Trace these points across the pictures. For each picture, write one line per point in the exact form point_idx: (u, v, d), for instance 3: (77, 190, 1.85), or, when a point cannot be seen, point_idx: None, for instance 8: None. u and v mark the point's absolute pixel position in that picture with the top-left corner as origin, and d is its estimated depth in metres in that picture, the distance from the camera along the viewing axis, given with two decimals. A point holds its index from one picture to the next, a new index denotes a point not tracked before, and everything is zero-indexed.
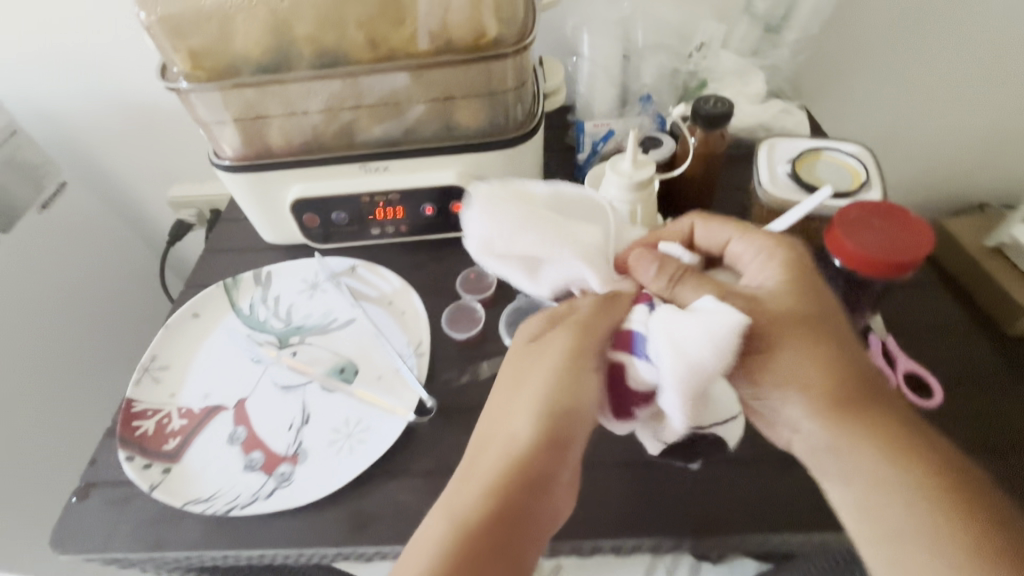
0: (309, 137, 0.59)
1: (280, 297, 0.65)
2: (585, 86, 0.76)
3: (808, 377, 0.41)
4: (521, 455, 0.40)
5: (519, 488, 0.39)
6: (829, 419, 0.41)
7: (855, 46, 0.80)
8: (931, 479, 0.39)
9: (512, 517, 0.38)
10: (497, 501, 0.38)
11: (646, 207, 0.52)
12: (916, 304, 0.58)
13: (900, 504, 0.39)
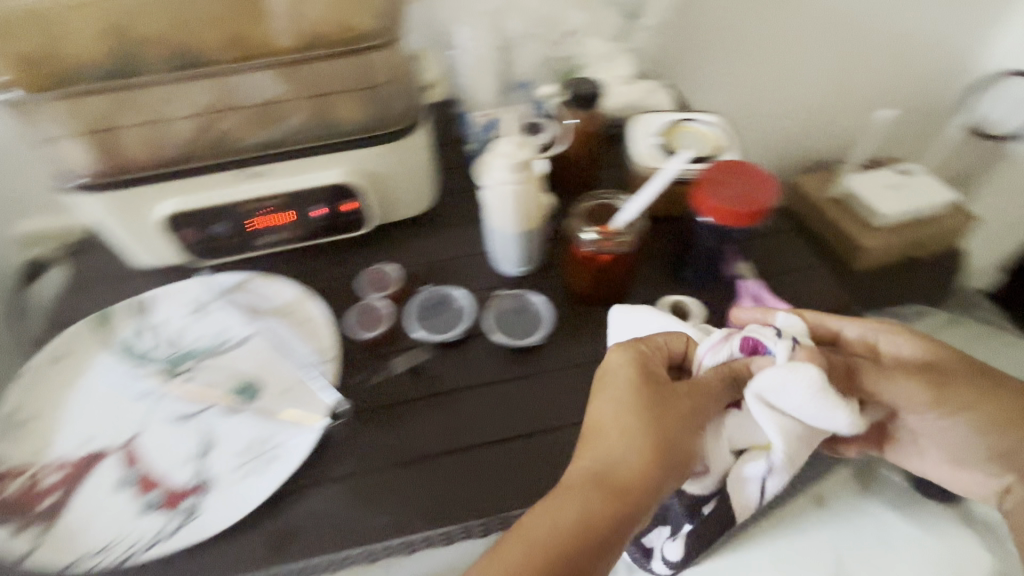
0: (172, 150, 0.54)
1: (162, 324, 0.59)
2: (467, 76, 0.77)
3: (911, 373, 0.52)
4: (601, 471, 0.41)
5: (627, 461, 0.41)
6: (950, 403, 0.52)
7: (703, 27, 0.89)
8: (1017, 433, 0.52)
9: (620, 494, 0.40)
10: (608, 479, 0.40)
11: (533, 185, 0.55)
12: (779, 247, 0.65)
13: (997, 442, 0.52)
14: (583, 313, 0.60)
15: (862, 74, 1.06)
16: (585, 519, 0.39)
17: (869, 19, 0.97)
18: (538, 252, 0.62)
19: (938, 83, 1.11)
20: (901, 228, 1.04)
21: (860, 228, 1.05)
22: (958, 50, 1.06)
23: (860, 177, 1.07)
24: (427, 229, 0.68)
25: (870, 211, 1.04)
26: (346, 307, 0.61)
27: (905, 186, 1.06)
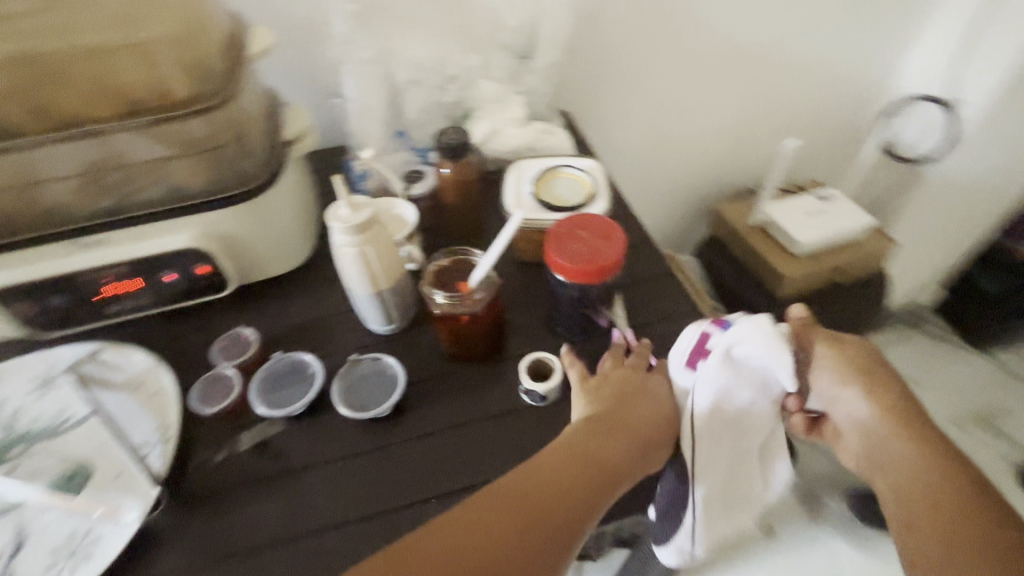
0: (5, 219, 0.53)
1: (1, 403, 0.56)
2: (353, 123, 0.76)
3: (842, 373, 0.51)
4: (597, 428, 0.46)
5: (555, 475, 0.42)
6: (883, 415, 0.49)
7: (601, 64, 0.90)
8: (962, 499, 0.43)
9: (544, 512, 0.40)
10: (542, 490, 0.41)
11: (379, 246, 0.52)
12: (658, 293, 0.63)
13: (923, 486, 0.45)
14: (447, 373, 0.57)
15: (773, 104, 1.07)
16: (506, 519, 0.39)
17: (770, 51, 0.98)
18: (402, 310, 0.59)
19: (850, 110, 1.13)
20: (820, 255, 1.04)
21: (780, 257, 1.05)
22: (864, 78, 1.07)
23: (780, 205, 1.07)
24: (300, 287, 0.66)
25: (790, 240, 1.04)
26: (195, 380, 0.57)
27: (823, 212, 1.05)
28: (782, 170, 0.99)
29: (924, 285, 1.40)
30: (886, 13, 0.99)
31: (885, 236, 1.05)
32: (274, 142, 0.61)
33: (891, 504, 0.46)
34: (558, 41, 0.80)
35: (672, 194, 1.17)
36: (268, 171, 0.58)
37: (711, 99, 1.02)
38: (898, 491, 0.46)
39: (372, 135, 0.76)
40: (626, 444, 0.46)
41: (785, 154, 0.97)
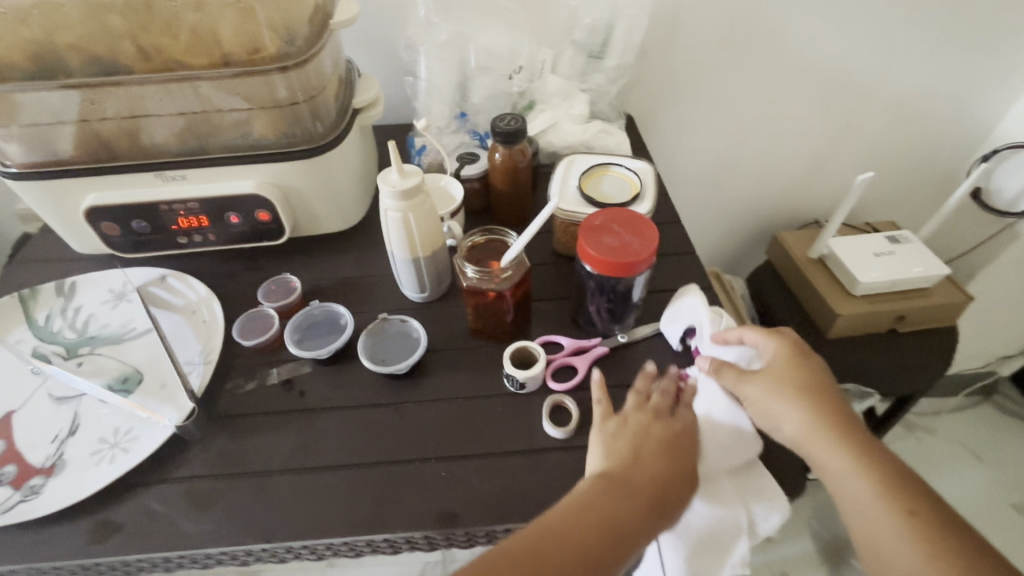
0: (103, 146, 0.59)
1: (81, 308, 0.64)
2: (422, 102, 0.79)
3: (779, 387, 0.48)
4: (620, 484, 0.44)
5: (574, 539, 0.41)
6: (811, 417, 0.47)
7: (673, 71, 0.89)
8: (895, 490, 0.44)
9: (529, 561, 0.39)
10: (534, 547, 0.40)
11: (422, 214, 0.55)
12: None
13: (865, 484, 0.44)
14: (467, 348, 0.59)
15: (854, 135, 1.02)
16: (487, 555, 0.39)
17: (858, 78, 0.93)
18: (435, 282, 0.62)
19: (941, 152, 1.05)
20: (882, 299, 0.97)
21: (836, 295, 0.99)
22: (962, 119, 1.00)
23: (845, 241, 1.01)
24: (348, 246, 0.70)
25: (850, 278, 0.98)
26: (240, 315, 0.62)
27: (891, 255, 0.99)
28: (851, 203, 0.94)
29: (999, 354, 1.29)
30: (997, 52, 0.91)
31: (960, 290, 0.97)
32: (346, 112, 0.65)
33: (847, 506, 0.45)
34: (631, 44, 0.80)
35: (729, 213, 1.14)
36: (335, 134, 0.62)
37: (786, 121, 0.98)
38: (842, 489, 0.46)
39: (436, 115, 0.80)
40: (649, 504, 0.44)
41: (858, 187, 0.91)
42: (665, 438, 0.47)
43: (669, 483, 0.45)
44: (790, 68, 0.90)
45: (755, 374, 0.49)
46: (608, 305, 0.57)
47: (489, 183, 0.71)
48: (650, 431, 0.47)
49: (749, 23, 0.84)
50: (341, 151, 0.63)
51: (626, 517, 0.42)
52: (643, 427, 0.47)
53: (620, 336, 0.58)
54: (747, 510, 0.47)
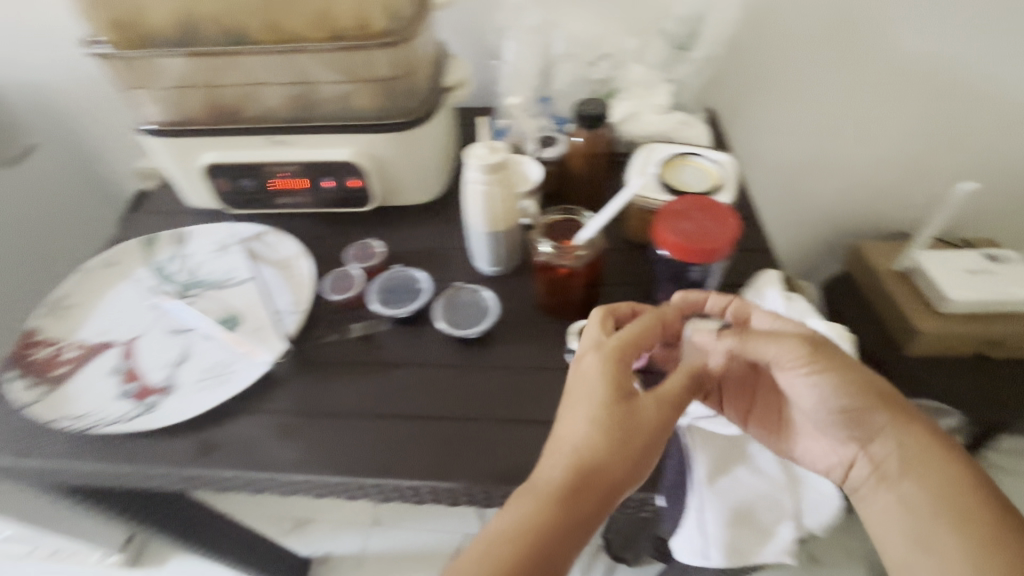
0: (223, 110, 0.66)
1: (191, 255, 0.71)
2: (505, 85, 0.82)
3: (844, 385, 0.47)
4: (596, 426, 0.44)
5: (567, 480, 0.43)
6: (867, 410, 0.48)
7: (760, 65, 0.86)
8: (970, 487, 0.46)
9: (548, 512, 0.42)
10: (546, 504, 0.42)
11: (503, 189, 0.57)
12: None
13: (932, 480, 0.47)
14: (534, 322, 0.61)
15: (956, 142, 0.95)
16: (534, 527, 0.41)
17: (968, 81, 0.86)
18: (509, 257, 0.64)
19: None
20: (972, 320, 0.91)
21: (919, 310, 0.94)
22: None
23: (937, 254, 0.95)
24: (427, 218, 0.74)
25: (938, 294, 0.92)
26: (328, 272, 0.67)
27: (991, 274, 0.91)
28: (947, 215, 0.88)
29: None
30: None
31: None
32: (438, 90, 0.68)
33: (898, 506, 0.47)
34: (720, 36, 0.78)
35: (807, 217, 1.09)
36: (426, 109, 0.66)
37: (879, 124, 0.93)
38: (908, 485, 0.47)
39: (518, 99, 0.82)
40: (632, 432, 0.45)
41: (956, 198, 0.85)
42: (621, 375, 0.46)
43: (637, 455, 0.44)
44: (890, 68, 0.86)
45: (818, 367, 0.46)
46: (679, 292, 0.57)
47: (565, 166, 0.72)
48: (611, 389, 0.45)
49: (849, 18, 0.80)
50: (430, 126, 0.67)
51: (611, 451, 0.44)
52: (602, 373, 0.46)
53: None
54: (795, 500, 0.52)
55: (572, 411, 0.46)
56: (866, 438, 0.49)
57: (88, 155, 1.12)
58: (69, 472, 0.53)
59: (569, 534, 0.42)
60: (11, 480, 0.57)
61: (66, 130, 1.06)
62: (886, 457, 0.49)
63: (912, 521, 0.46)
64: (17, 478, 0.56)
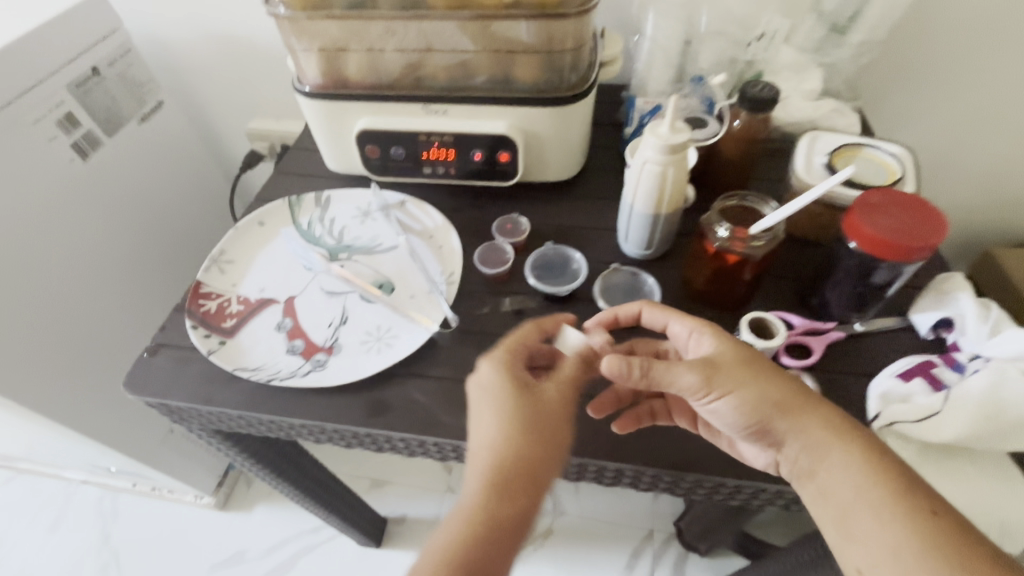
0: (382, 75, 0.66)
1: (335, 219, 0.72)
2: (643, 63, 0.78)
3: (750, 404, 0.45)
4: (496, 429, 0.47)
5: (491, 486, 0.45)
6: (765, 422, 0.45)
7: (915, 55, 0.78)
8: (892, 481, 0.42)
9: (479, 527, 0.44)
10: (471, 516, 0.44)
11: (679, 170, 0.55)
12: None
13: (837, 471, 0.44)
14: (691, 310, 0.60)
15: None
16: (468, 547, 0.43)
17: None
18: (663, 241, 0.63)
19: None
20: None
21: None
22: None
23: None
24: (564, 197, 0.73)
25: None
26: (473, 246, 0.68)
27: None
28: None
29: None
30: None
31: None
32: (596, 65, 0.66)
33: (820, 499, 0.44)
34: (886, 19, 0.72)
35: None
36: (586, 84, 0.65)
37: None
38: (824, 478, 0.44)
39: (656, 79, 0.79)
40: (541, 426, 0.47)
41: None
42: (518, 375, 0.49)
43: (542, 441, 0.47)
44: None
45: (719, 393, 0.45)
46: (854, 290, 0.55)
47: (716, 151, 0.69)
48: (509, 386, 0.48)
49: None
50: (587, 102, 0.65)
51: (519, 443, 0.46)
52: (493, 381, 0.48)
53: (857, 323, 0.56)
54: None
55: (480, 419, 0.48)
56: (779, 442, 0.46)
57: (203, 113, 1.14)
58: (247, 418, 0.56)
59: (501, 535, 0.44)
60: (184, 421, 0.60)
61: (188, 90, 1.09)
62: (798, 455, 0.45)
63: (841, 524, 0.43)
64: (192, 419, 0.59)
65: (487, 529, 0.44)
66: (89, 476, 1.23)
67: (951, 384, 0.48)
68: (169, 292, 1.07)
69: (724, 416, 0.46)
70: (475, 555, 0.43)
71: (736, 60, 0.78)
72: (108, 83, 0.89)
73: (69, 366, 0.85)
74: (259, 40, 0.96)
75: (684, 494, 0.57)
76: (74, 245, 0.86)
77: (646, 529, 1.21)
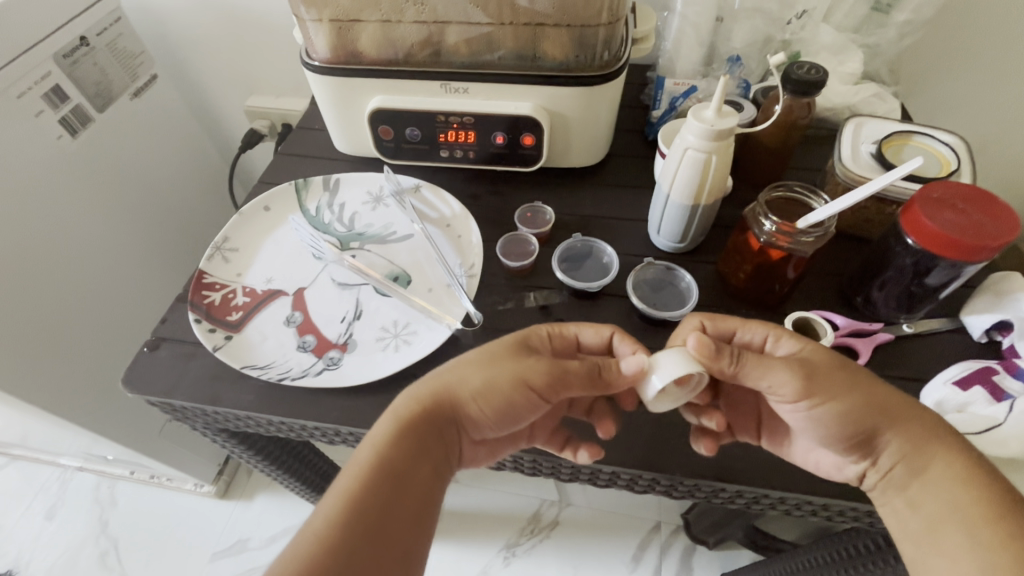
0: (397, 49, 0.61)
1: (345, 205, 0.67)
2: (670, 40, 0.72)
3: (852, 410, 0.40)
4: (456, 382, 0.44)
5: (414, 435, 0.42)
6: (868, 427, 0.40)
7: (962, 36, 0.73)
8: (991, 498, 0.38)
9: (388, 476, 0.41)
10: (381, 460, 0.41)
11: (722, 159, 0.51)
12: None
13: (936, 485, 0.40)
14: (728, 308, 0.57)
15: None
16: (369, 497, 0.40)
17: None
18: (697, 234, 0.59)
19: None
20: None
21: None
22: None
23: None
24: (587, 185, 0.69)
25: None
26: (493, 236, 0.64)
27: None
28: None
29: None
30: None
31: None
32: (628, 43, 0.62)
33: (906, 511, 0.41)
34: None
35: None
36: (618, 62, 0.60)
37: None
38: (917, 490, 0.40)
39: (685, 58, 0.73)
40: (502, 398, 0.43)
41: None
42: (511, 347, 0.44)
43: (467, 368, 0.44)
44: None
45: (818, 398, 0.40)
46: (905, 290, 0.51)
47: (752, 138, 0.65)
48: (496, 355, 0.44)
49: None
50: (619, 82, 0.61)
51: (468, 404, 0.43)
52: (493, 355, 0.44)
53: (905, 325, 0.53)
54: None
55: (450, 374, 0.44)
56: (872, 450, 0.41)
57: (198, 88, 1.08)
58: (256, 418, 0.53)
59: (401, 491, 0.41)
60: (187, 420, 0.56)
61: (180, 62, 1.03)
62: (892, 465, 0.41)
63: (928, 538, 0.39)
64: (197, 418, 0.55)
65: (395, 447, 0.42)
66: (84, 463, 1.20)
67: (1013, 395, 0.45)
68: (167, 276, 1.03)
69: (823, 423, 0.41)
70: (384, 472, 0.41)
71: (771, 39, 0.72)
72: (98, 55, 0.83)
73: (63, 354, 0.81)
74: (258, 9, 0.90)
75: (719, 504, 0.52)
76: (65, 228, 0.81)
77: (652, 521, 1.13)
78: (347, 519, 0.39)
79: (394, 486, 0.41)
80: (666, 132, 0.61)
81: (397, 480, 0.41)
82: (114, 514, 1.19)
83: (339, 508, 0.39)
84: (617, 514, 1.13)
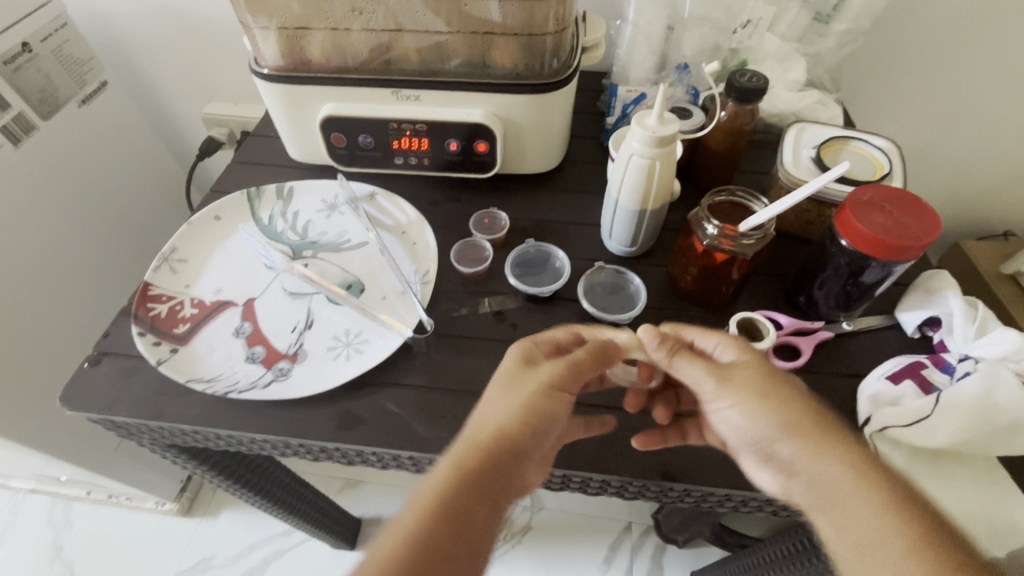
0: (346, 56, 0.61)
1: (299, 213, 0.66)
2: (621, 49, 0.73)
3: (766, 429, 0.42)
4: (504, 421, 0.42)
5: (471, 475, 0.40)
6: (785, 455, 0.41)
7: (894, 45, 0.76)
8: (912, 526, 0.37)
9: (446, 526, 0.38)
10: (435, 509, 0.38)
11: (666, 166, 0.53)
12: None
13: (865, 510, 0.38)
14: (676, 310, 0.58)
15: None
16: (429, 550, 0.36)
17: None
18: (647, 239, 0.60)
19: None
20: None
21: None
22: None
23: None
24: (544, 191, 0.69)
25: None
26: (450, 243, 0.64)
27: None
28: None
29: None
30: None
31: None
32: (579, 51, 0.63)
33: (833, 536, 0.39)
34: (873, 6, 0.69)
35: None
36: (567, 69, 0.61)
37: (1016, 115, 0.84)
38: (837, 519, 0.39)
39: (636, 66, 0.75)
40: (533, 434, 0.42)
41: None
42: (517, 366, 0.45)
43: (497, 401, 0.44)
44: None
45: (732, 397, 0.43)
46: (843, 289, 0.53)
47: (703, 144, 0.66)
48: (516, 375, 0.45)
49: None
50: (570, 88, 0.61)
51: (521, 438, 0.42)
52: (508, 383, 0.44)
53: (846, 323, 0.55)
54: None
55: (493, 408, 0.43)
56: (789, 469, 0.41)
57: (153, 93, 1.05)
58: (203, 433, 0.51)
59: (463, 536, 0.38)
60: (134, 436, 0.55)
61: (134, 67, 1.00)
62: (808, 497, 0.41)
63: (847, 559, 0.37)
64: (143, 435, 0.54)
65: (457, 489, 0.39)
66: (37, 485, 1.14)
67: (941, 386, 0.48)
68: (119, 287, 1.00)
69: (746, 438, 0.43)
70: (448, 519, 0.38)
71: (720, 47, 0.74)
72: (43, 61, 0.80)
73: (9, 371, 0.78)
74: (210, 14, 0.88)
75: (671, 503, 0.53)
76: (7, 242, 0.78)
77: (624, 522, 1.13)
78: (417, 551, 0.36)
79: (453, 538, 0.37)
80: (616, 139, 0.62)
81: (457, 530, 0.38)
82: (70, 536, 1.14)
83: (411, 539, 0.37)
84: (587, 516, 1.14)
